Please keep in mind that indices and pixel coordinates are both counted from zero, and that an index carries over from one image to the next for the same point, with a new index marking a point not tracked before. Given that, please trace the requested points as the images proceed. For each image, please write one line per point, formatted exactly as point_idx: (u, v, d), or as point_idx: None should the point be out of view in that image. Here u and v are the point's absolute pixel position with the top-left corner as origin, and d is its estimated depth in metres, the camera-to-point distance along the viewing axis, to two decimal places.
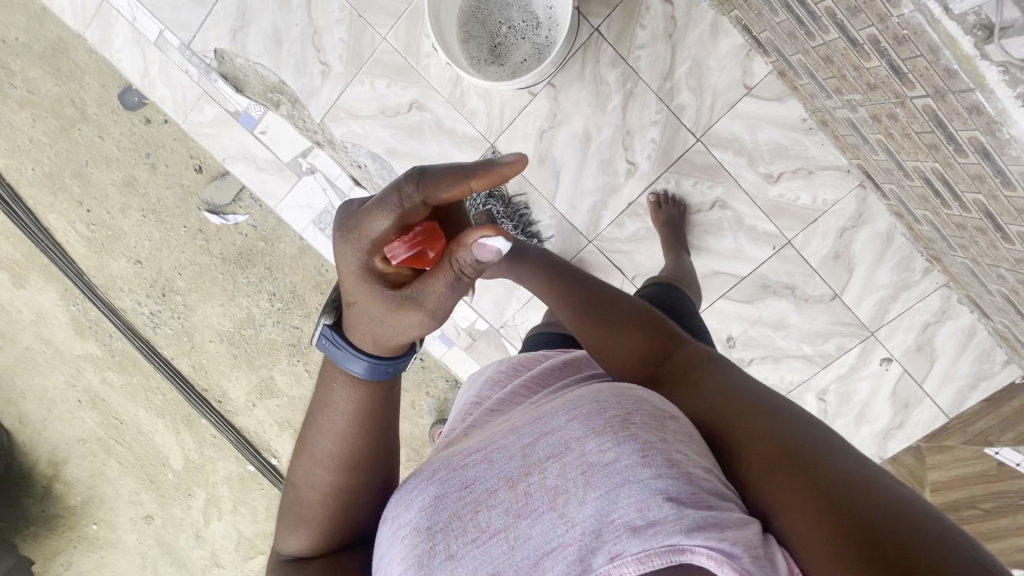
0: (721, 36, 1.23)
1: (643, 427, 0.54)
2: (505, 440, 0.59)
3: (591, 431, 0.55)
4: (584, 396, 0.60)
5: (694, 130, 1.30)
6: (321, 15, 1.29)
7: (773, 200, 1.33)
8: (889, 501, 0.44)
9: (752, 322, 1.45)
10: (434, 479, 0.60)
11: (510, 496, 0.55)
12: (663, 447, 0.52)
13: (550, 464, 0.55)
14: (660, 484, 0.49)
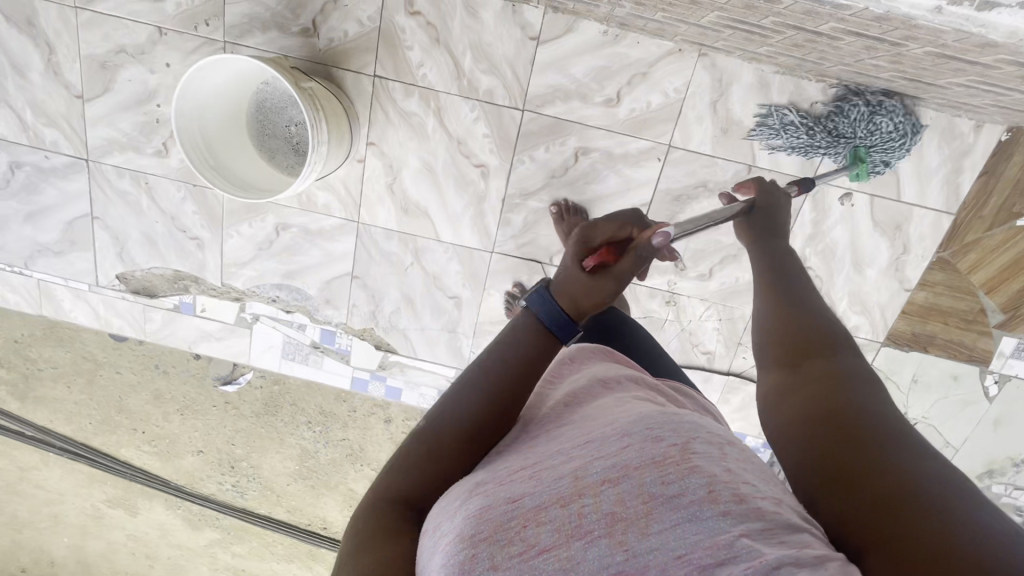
0: (482, 11, 1.19)
1: (706, 454, 0.46)
2: (554, 457, 0.50)
3: (651, 459, 0.46)
4: (635, 414, 0.51)
5: (517, 104, 1.25)
6: (167, 202, 1.40)
7: (628, 119, 1.25)
8: (985, 551, 0.38)
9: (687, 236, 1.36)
10: (480, 494, 0.49)
11: (560, 515, 0.45)
12: (730, 480, 0.45)
13: (607, 487, 0.45)
14: (735, 523, 0.42)
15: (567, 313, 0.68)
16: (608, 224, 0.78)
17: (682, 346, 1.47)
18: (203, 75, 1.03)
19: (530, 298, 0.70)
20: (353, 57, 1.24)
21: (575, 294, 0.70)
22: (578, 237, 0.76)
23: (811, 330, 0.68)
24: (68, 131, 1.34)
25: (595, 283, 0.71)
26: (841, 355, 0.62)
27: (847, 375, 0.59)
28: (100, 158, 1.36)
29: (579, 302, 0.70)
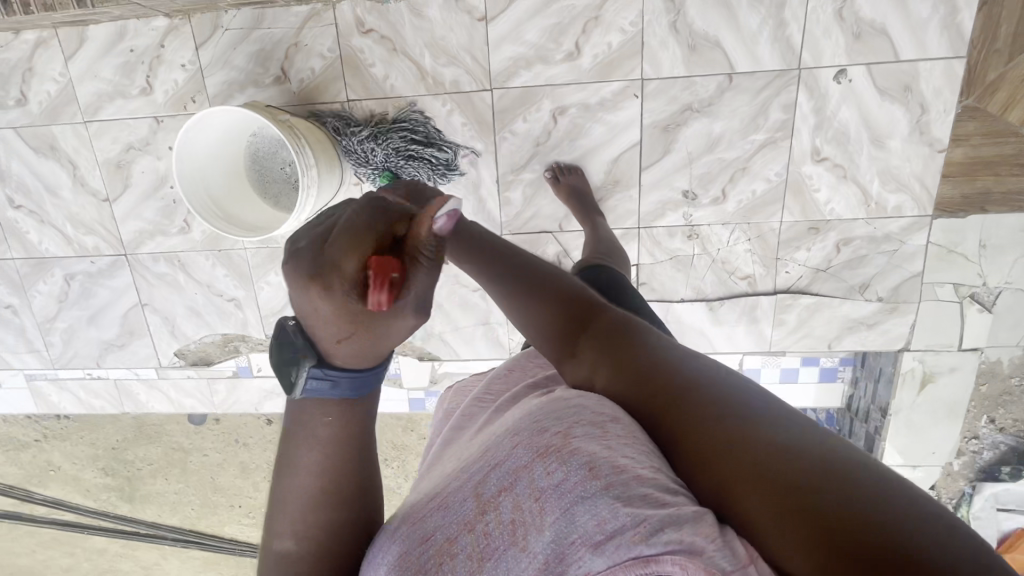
0: (426, 10, 1.24)
1: (585, 438, 0.44)
2: (458, 480, 0.49)
3: (536, 454, 0.44)
4: (529, 412, 0.50)
5: (484, 86, 1.28)
6: (201, 273, 1.51)
7: (594, 66, 1.25)
8: (891, 516, 0.33)
9: (689, 163, 1.32)
10: (401, 531, 0.50)
11: (471, 541, 0.44)
12: (609, 455, 0.42)
13: (504, 497, 0.44)
14: (616, 494, 0.39)
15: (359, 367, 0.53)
16: (351, 230, 0.49)
17: (718, 277, 1.42)
18: (193, 137, 1.13)
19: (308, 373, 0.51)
20: (324, 90, 1.31)
21: (367, 345, 0.51)
22: (305, 266, 0.47)
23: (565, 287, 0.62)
24: (105, 233, 1.49)
25: (387, 322, 0.49)
26: (595, 310, 0.58)
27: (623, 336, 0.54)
28: (137, 248, 1.49)
29: (381, 336, 0.51)
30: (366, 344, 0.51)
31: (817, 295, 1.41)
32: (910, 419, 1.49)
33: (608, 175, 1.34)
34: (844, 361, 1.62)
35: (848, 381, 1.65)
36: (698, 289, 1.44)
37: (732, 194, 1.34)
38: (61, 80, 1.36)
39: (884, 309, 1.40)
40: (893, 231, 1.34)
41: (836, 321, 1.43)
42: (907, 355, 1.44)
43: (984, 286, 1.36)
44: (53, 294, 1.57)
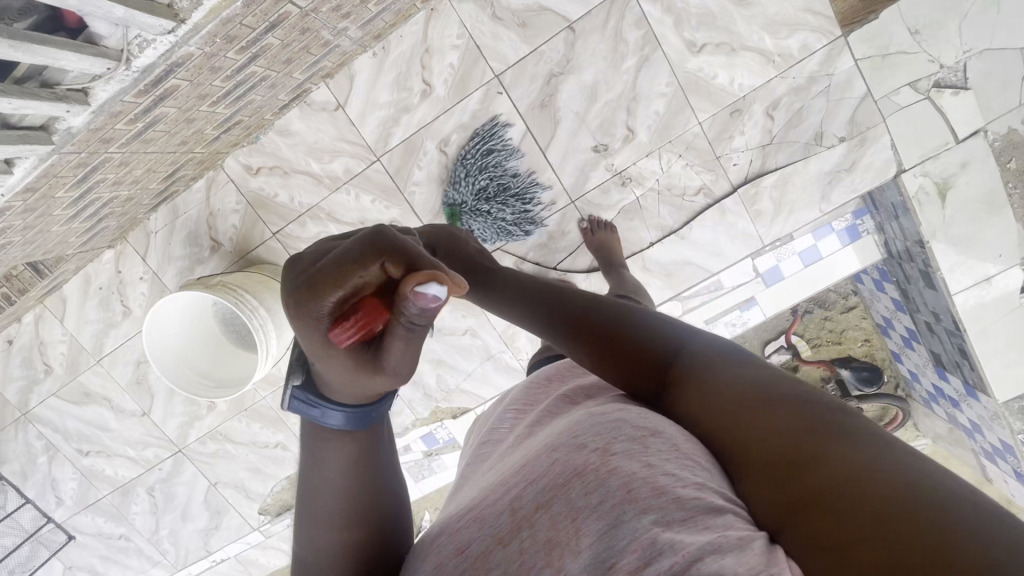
0: (291, 126, 1.33)
1: (626, 457, 0.43)
2: (496, 494, 0.49)
3: (574, 472, 0.44)
4: (566, 428, 0.50)
5: (371, 159, 1.35)
6: (244, 434, 1.64)
7: (450, 90, 1.29)
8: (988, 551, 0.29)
9: (582, 121, 1.31)
10: (438, 542, 0.49)
11: (505, 555, 0.43)
12: (648, 474, 0.42)
13: (540, 514, 0.44)
14: (657, 517, 0.39)
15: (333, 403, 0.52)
16: (352, 259, 0.46)
17: (672, 205, 1.36)
18: (161, 330, 1.21)
19: (292, 392, 0.53)
20: (252, 235, 1.43)
21: (356, 389, 0.51)
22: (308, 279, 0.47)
23: (622, 331, 0.59)
24: (157, 440, 1.66)
25: (365, 379, 0.49)
26: (662, 354, 0.55)
27: (707, 376, 0.49)
28: (187, 439, 1.65)
29: (360, 388, 0.51)
30: (349, 386, 0.51)
31: (778, 169, 1.32)
32: (952, 236, 1.33)
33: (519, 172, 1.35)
34: (859, 214, 1.50)
35: (874, 230, 1.52)
36: (662, 225, 1.38)
37: (639, 125, 1.30)
38: (66, 338, 1.57)
39: (853, 146, 1.28)
40: (814, 70, 1.24)
41: (813, 183, 1.32)
42: (907, 177, 1.31)
43: (943, 68, 1.22)
44: (147, 509, 1.75)
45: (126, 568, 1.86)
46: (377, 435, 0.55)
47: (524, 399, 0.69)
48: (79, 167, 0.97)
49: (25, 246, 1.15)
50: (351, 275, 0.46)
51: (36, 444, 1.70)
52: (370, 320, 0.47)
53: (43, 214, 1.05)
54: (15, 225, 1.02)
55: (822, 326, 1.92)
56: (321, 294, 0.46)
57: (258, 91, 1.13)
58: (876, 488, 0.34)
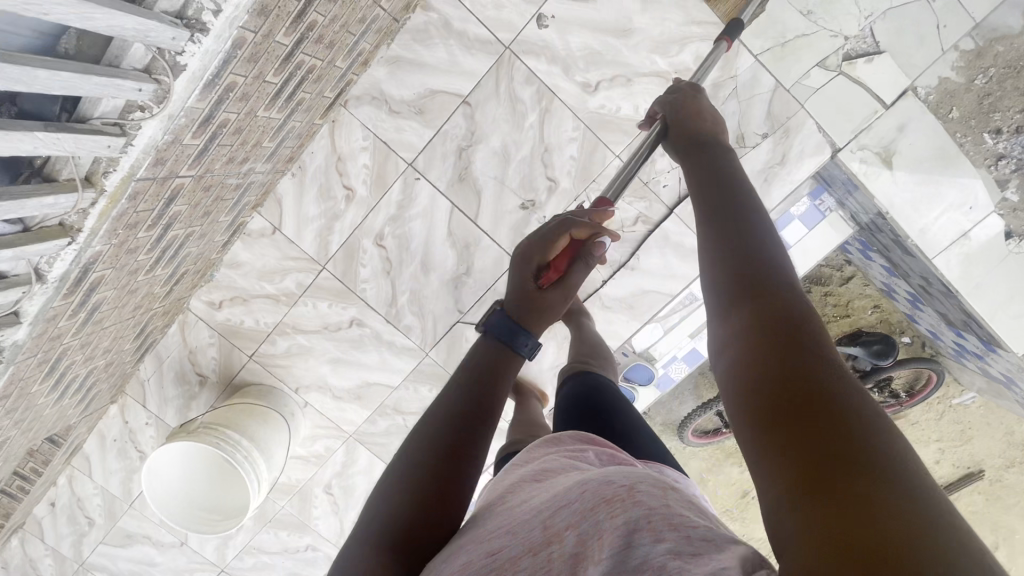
0: (238, 258, 1.40)
1: (649, 496, 0.44)
2: (528, 516, 0.50)
3: (602, 500, 0.44)
4: (591, 473, 0.50)
5: (317, 269, 1.40)
6: (274, 545, 1.70)
7: (371, 188, 1.33)
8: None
9: (502, 184, 1.32)
10: (465, 550, 0.51)
11: (531, 562, 0.44)
12: (665, 510, 0.42)
13: (569, 531, 0.44)
14: (671, 546, 0.39)
15: (527, 331, 0.71)
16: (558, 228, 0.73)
17: (614, 239, 1.35)
18: (160, 476, 1.27)
19: (490, 317, 0.71)
20: (229, 364, 1.50)
21: (541, 317, 0.73)
22: (539, 238, 0.73)
23: (753, 237, 0.50)
24: (200, 565, 1.75)
25: (541, 310, 0.73)
26: (780, 274, 0.46)
27: (807, 316, 0.42)
28: (226, 559, 1.73)
29: (539, 318, 0.73)
30: (536, 315, 0.73)
31: None
32: (910, 201, 1.25)
33: (457, 246, 1.37)
34: (816, 194, 1.44)
35: (837, 206, 1.44)
36: (610, 262, 1.36)
37: (559, 174, 1.30)
38: (98, 490, 1.68)
39: (779, 139, 1.24)
40: (716, 76, 1.21)
41: (750, 184, 1.28)
42: (845, 154, 1.23)
43: (849, 39, 1.18)
44: None
45: None
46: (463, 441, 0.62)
47: (524, 459, 0.69)
48: (41, 364, 1.05)
49: (27, 432, 1.25)
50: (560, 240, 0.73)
51: None
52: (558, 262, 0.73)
53: (28, 407, 1.14)
54: (4, 424, 1.12)
55: (824, 302, 1.83)
56: (536, 239, 0.72)
57: (190, 245, 1.20)
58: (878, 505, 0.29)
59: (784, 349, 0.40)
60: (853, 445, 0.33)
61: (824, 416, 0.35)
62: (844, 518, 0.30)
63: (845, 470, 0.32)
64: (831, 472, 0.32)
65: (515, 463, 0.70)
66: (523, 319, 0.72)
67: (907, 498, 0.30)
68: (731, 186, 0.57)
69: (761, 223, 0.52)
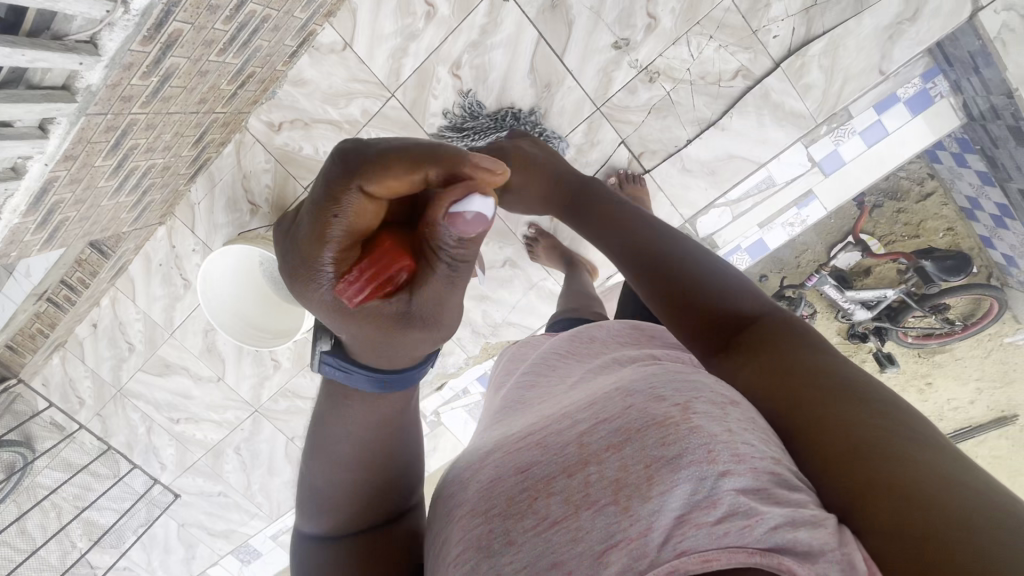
0: (304, 75, 1.32)
1: (705, 416, 0.42)
2: (559, 427, 0.49)
3: (650, 423, 0.43)
4: (635, 380, 0.49)
5: (385, 95, 1.32)
6: (309, 390, 1.72)
7: (454, 7, 1.23)
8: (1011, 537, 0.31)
9: (597, 15, 1.21)
10: (492, 462, 0.50)
11: (569, 484, 0.44)
12: (728, 439, 0.40)
13: (612, 454, 0.43)
14: (736, 482, 0.38)
15: (372, 368, 0.52)
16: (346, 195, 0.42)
17: (708, 95, 1.25)
18: (213, 290, 1.27)
19: (322, 356, 0.53)
20: (282, 194, 1.45)
21: (402, 337, 0.49)
22: (306, 234, 0.44)
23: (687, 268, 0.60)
24: (234, 402, 1.78)
25: (401, 338, 0.49)
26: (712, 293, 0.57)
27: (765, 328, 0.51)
28: (261, 399, 1.76)
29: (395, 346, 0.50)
30: (392, 337, 0.49)
31: (826, 33, 1.17)
32: None
33: (537, 85, 1.28)
34: (929, 76, 1.31)
35: (949, 92, 1.32)
36: (699, 119, 1.28)
37: (661, 10, 1.19)
38: (140, 315, 1.68)
39: None
40: None
41: (869, 42, 1.17)
42: (985, 15, 1.14)
43: None
44: (238, 466, 1.90)
45: (228, 521, 2.03)
46: (407, 397, 0.56)
47: (567, 348, 0.71)
48: (108, 131, 1.00)
49: (82, 223, 1.22)
50: (335, 212, 0.42)
51: (134, 417, 1.86)
52: (388, 263, 0.44)
53: (89, 186, 1.10)
54: (65, 198, 1.08)
55: (894, 220, 1.71)
56: (315, 249, 0.44)
57: (263, 35, 1.12)
58: (901, 460, 0.36)
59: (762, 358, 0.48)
60: (859, 429, 0.39)
61: (824, 405, 0.42)
62: (860, 482, 0.37)
63: (850, 445, 0.38)
64: (851, 461, 0.38)
65: (557, 350, 0.71)
66: (367, 352, 0.51)
67: (915, 446, 0.37)
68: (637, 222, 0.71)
69: (678, 246, 0.64)
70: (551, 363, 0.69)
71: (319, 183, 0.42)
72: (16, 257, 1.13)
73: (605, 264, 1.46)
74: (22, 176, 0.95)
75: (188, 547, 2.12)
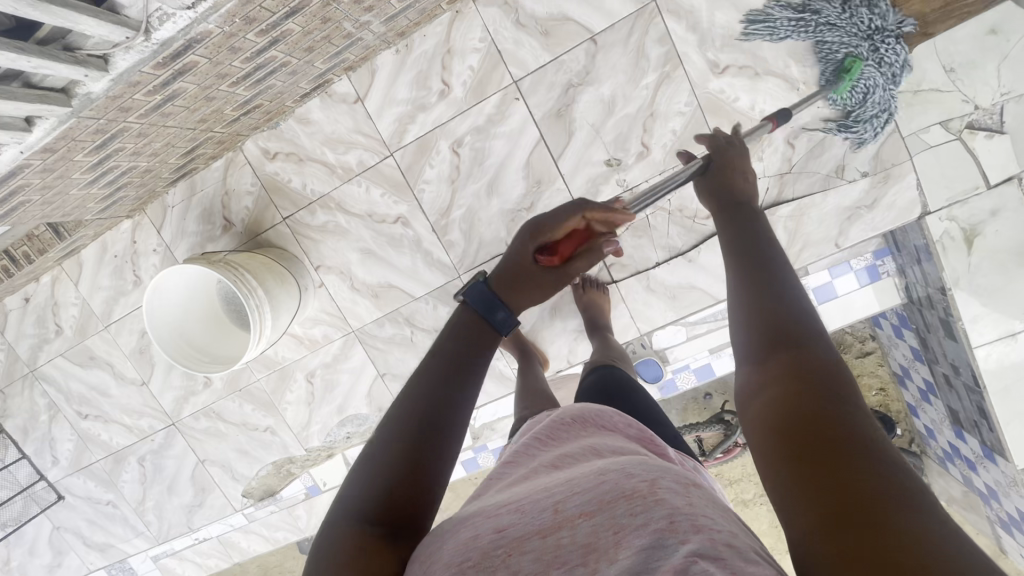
0: (311, 115, 1.35)
1: (670, 491, 0.44)
2: (541, 493, 0.49)
3: (622, 495, 0.44)
4: (617, 461, 0.50)
5: (384, 153, 1.36)
6: (235, 415, 1.66)
7: (467, 92, 1.30)
8: None
9: (597, 133, 1.29)
10: (478, 518, 0.49)
11: (541, 545, 0.44)
12: (690, 511, 0.41)
13: (583, 520, 0.44)
14: (693, 549, 0.38)
15: (505, 306, 0.64)
16: (566, 212, 0.70)
17: (682, 226, 1.33)
18: (160, 301, 1.24)
19: (476, 281, 0.65)
20: (261, 219, 1.45)
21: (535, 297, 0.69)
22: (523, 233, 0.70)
23: (796, 303, 0.53)
24: (152, 410, 1.69)
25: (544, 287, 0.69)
26: (807, 328, 0.51)
27: (828, 371, 0.46)
28: (180, 414, 1.68)
29: (535, 300, 0.69)
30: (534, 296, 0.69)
31: (795, 199, 1.27)
32: (977, 286, 1.25)
33: (529, 179, 1.34)
34: (879, 255, 1.43)
35: (895, 273, 1.44)
36: (670, 246, 1.35)
37: (654, 143, 1.28)
38: (79, 301, 1.61)
39: (876, 182, 1.24)
40: None
41: (831, 216, 1.28)
42: (933, 219, 1.24)
43: (978, 110, 1.17)
44: (137, 478, 1.78)
45: (109, 534, 1.88)
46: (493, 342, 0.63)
47: (546, 432, 0.67)
48: (97, 133, 1.00)
49: (44, 206, 1.19)
50: (559, 220, 0.70)
51: (39, 403, 1.74)
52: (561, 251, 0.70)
53: (61, 176, 1.09)
54: (32, 183, 1.06)
55: None
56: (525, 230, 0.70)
57: (278, 76, 1.15)
58: (880, 526, 0.33)
59: (794, 375, 0.46)
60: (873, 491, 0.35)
61: (835, 448, 0.38)
62: (849, 544, 0.33)
63: (849, 502, 0.35)
64: (836, 511, 0.35)
65: (550, 429, 0.67)
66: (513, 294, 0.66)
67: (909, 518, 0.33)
68: (759, 232, 0.64)
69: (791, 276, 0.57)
70: (528, 449, 0.65)
71: (556, 207, 0.71)
72: None
73: (559, 358, 1.48)
74: None
75: (56, 553, 1.94)
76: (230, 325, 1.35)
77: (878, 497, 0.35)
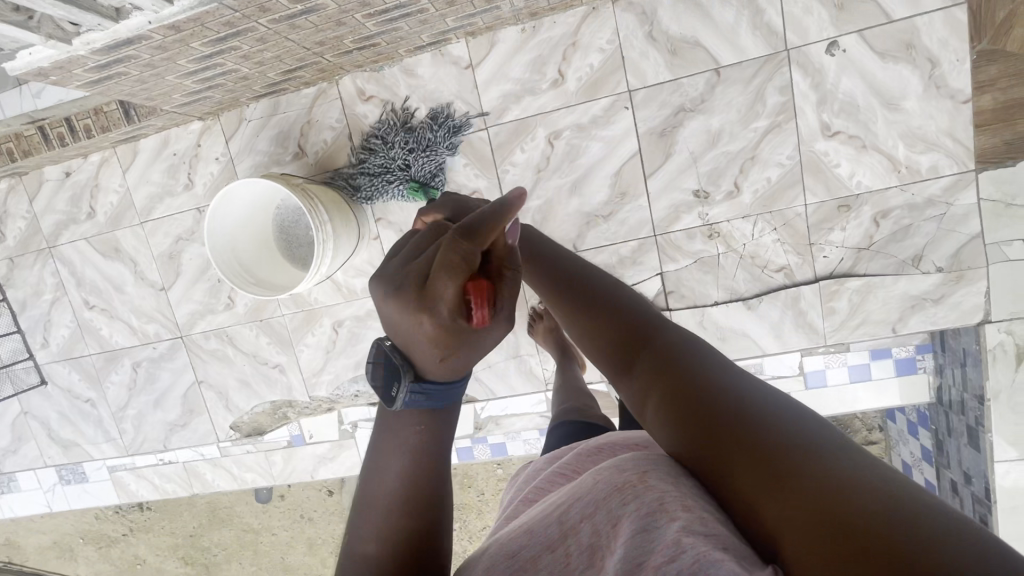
0: (418, 68, 1.34)
1: (659, 476, 0.42)
2: (549, 506, 0.47)
3: (613, 488, 0.42)
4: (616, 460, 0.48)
5: (480, 125, 1.35)
6: (246, 344, 1.61)
7: (580, 88, 1.29)
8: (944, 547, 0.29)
9: (694, 162, 1.30)
10: (494, 548, 0.48)
11: (552, 560, 0.42)
12: (677, 492, 0.40)
13: (583, 523, 0.42)
14: (683, 525, 0.36)
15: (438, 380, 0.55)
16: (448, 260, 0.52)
17: (750, 273, 1.34)
18: (224, 211, 1.21)
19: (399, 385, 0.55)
20: (335, 156, 1.42)
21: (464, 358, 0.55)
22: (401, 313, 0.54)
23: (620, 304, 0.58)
24: (163, 318, 1.63)
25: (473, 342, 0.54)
26: (635, 322, 0.55)
27: (665, 348, 0.49)
28: (191, 329, 1.62)
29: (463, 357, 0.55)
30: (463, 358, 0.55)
31: (865, 276, 1.29)
32: (1013, 402, 1.29)
33: (614, 188, 1.34)
34: (922, 349, 1.43)
35: (931, 371, 1.45)
36: (732, 290, 1.36)
37: (746, 185, 1.29)
38: (121, 189, 1.56)
39: (948, 280, 1.26)
40: (934, 194, 1.23)
41: (894, 301, 1.30)
42: (990, 328, 1.27)
43: None
44: (125, 382, 1.71)
45: (77, 432, 1.80)
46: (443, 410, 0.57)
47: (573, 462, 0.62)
48: (226, 26, 0.98)
49: (135, 84, 1.15)
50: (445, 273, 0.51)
51: (47, 280, 1.67)
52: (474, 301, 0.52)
53: (168, 58, 1.05)
54: (139, 58, 1.02)
55: None
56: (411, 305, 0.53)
57: (408, 20, 1.13)
58: (803, 480, 0.35)
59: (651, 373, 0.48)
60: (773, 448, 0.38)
61: (725, 431, 0.40)
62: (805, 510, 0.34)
63: (776, 473, 0.36)
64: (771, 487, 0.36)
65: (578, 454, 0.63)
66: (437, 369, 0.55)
67: (813, 457, 0.36)
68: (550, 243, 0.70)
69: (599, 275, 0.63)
70: (553, 479, 0.61)
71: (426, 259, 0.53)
72: (52, 80, 1.05)
73: (591, 370, 1.46)
74: (121, 21, 0.93)
75: (16, 438, 1.85)
76: (281, 259, 1.32)
77: (777, 456, 0.37)
